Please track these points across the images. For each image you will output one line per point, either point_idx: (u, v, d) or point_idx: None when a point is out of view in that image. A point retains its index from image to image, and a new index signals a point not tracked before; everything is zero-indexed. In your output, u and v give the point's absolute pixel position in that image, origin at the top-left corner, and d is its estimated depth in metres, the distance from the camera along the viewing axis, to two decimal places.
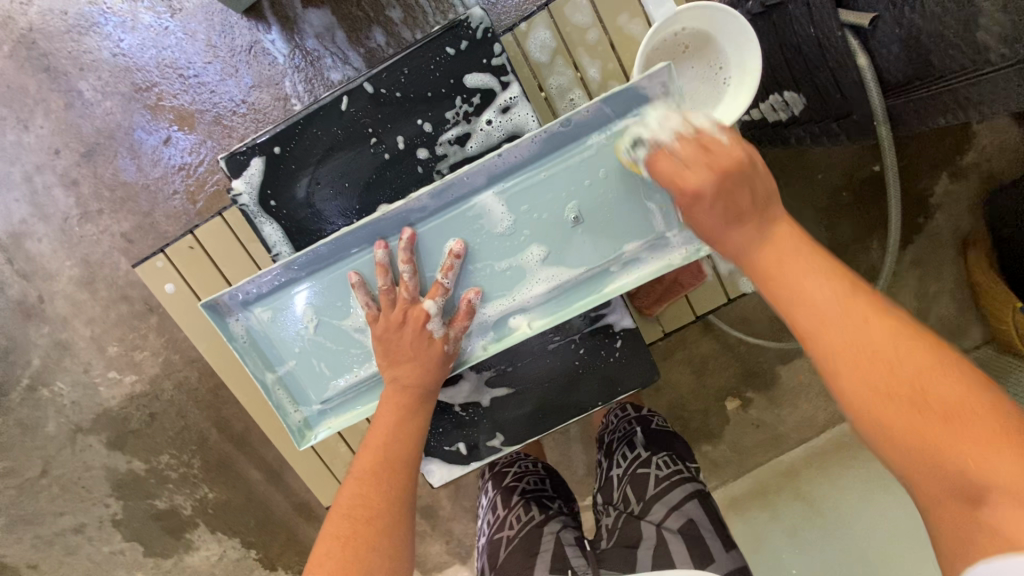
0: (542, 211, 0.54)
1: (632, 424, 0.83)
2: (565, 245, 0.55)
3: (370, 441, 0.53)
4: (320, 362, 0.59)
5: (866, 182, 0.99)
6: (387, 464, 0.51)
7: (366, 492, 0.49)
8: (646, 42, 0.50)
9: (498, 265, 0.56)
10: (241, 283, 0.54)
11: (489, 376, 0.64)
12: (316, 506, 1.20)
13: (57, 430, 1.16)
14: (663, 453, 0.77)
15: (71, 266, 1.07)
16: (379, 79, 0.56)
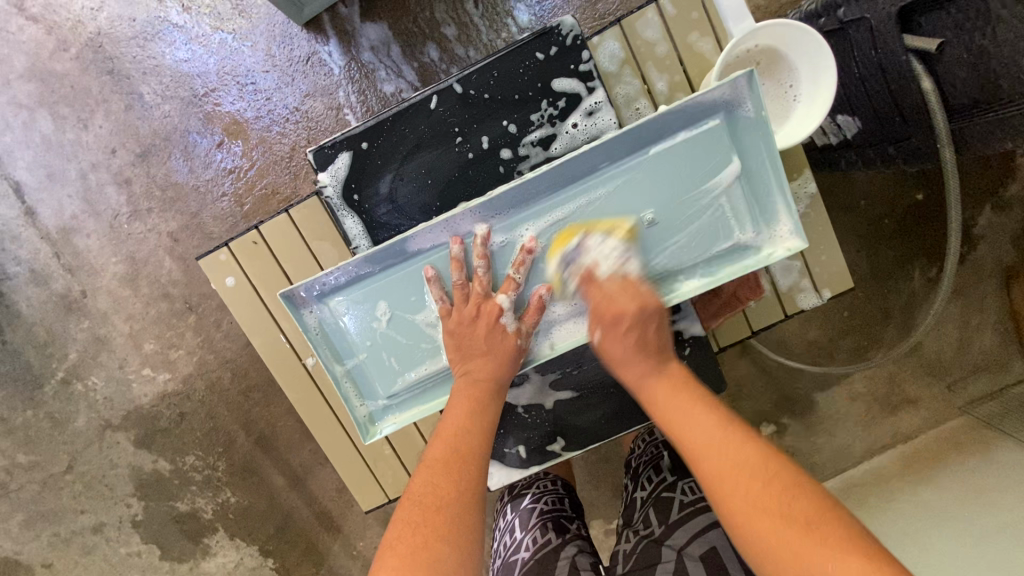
0: (616, 213, 0.56)
1: (659, 449, 0.81)
2: (638, 246, 0.56)
3: (442, 432, 0.54)
4: (389, 356, 0.59)
5: (910, 211, 1.00)
6: (459, 454, 0.52)
7: (437, 480, 0.50)
8: (723, 56, 0.52)
9: (571, 266, 0.57)
10: (319, 275, 0.56)
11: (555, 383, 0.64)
12: (338, 516, 1.19)
13: (86, 426, 1.16)
14: (689, 478, 0.74)
15: (117, 262, 1.09)
16: (469, 81, 0.58)
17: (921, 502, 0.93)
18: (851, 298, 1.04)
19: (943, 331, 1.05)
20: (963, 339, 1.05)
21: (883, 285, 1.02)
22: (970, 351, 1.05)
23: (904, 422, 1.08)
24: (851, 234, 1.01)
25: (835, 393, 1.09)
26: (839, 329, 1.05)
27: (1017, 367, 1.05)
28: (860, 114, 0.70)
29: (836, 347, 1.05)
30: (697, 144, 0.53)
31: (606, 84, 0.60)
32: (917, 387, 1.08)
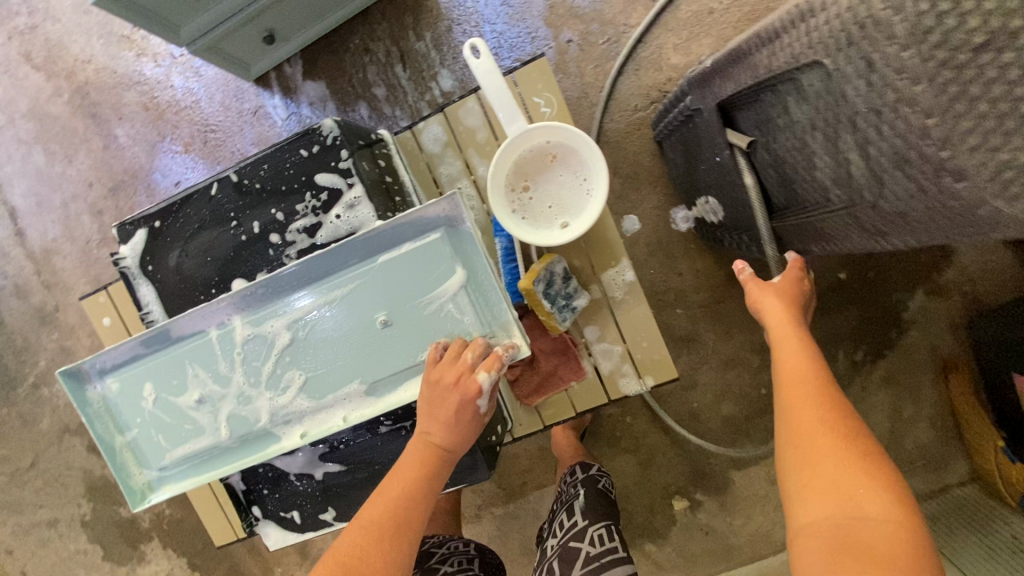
0: (341, 321, 0.56)
1: (578, 489, 0.79)
2: (373, 350, 0.56)
3: (386, 497, 0.52)
4: (158, 434, 0.59)
5: (832, 289, 0.95)
6: (397, 528, 0.51)
7: (364, 544, 0.50)
8: (502, 153, 0.53)
9: (314, 363, 0.57)
10: (95, 355, 0.57)
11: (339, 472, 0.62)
12: (259, 539, 1.24)
13: (49, 427, 1.28)
14: (600, 525, 0.72)
15: (86, 283, 1.22)
16: (245, 171, 0.59)
17: None
18: (770, 376, 1.00)
19: (871, 420, 0.98)
20: (894, 430, 0.98)
21: None
22: (901, 444, 0.98)
23: None
24: None
25: (753, 474, 1.03)
26: (755, 407, 1.01)
27: (958, 468, 0.97)
28: (722, 199, 0.70)
29: (752, 426, 1.01)
30: (421, 251, 0.53)
31: (433, 165, 0.65)
32: None
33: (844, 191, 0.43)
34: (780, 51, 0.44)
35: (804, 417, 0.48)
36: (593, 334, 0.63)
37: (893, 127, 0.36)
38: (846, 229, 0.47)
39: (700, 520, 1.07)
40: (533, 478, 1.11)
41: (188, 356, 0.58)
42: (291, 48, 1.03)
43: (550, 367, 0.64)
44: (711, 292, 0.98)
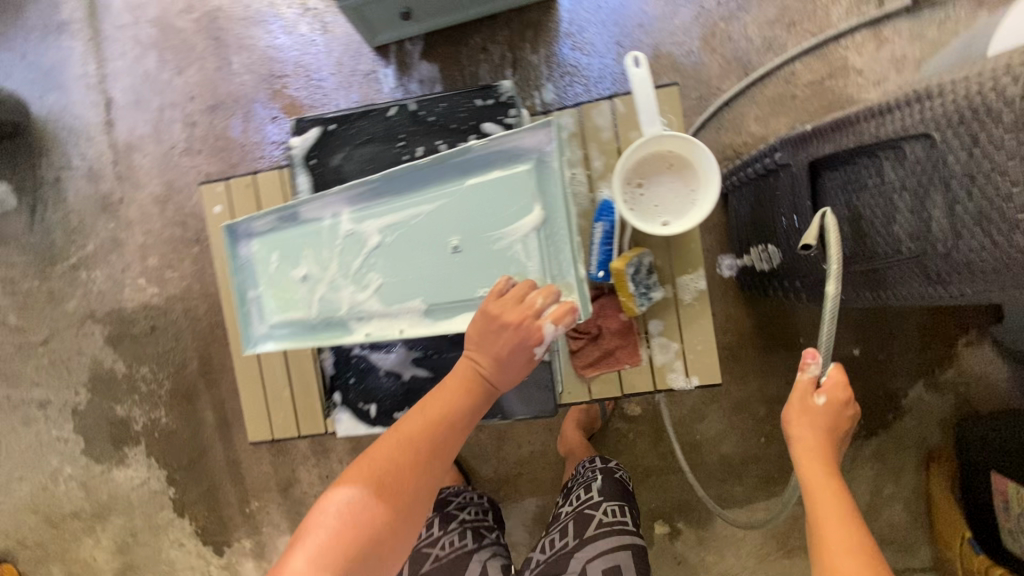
0: (434, 234, 0.63)
1: (595, 472, 0.90)
2: (456, 264, 0.63)
3: (425, 413, 0.60)
4: (274, 294, 0.67)
5: (844, 362, 1.05)
6: (432, 441, 0.59)
7: (400, 462, 0.57)
8: (634, 148, 0.62)
9: (410, 265, 0.64)
10: (246, 219, 0.67)
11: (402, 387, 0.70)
12: (245, 469, 1.26)
13: (74, 309, 1.30)
14: (614, 501, 0.85)
15: (157, 185, 1.27)
16: (423, 105, 0.69)
17: None
18: (770, 427, 1.08)
19: (855, 490, 1.06)
20: (873, 503, 1.06)
21: None
22: (876, 519, 1.06)
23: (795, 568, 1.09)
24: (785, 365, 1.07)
25: (734, 516, 1.10)
26: (751, 453, 1.08)
27: (922, 553, 1.05)
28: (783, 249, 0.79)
29: (745, 471, 1.09)
30: (506, 180, 0.60)
31: None
32: None
33: (917, 243, 0.53)
34: (889, 122, 0.53)
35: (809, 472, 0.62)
36: (656, 327, 0.71)
37: (982, 191, 0.45)
38: (908, 276, 0.56)
39: (675, 549, 1.12)
40: (530, 471, 1.16)
41: (309, 234, 0.66)
42: (420, 29, 1.14)
43: (615, 344, 0.71)
44: (737, 337, 1.07)
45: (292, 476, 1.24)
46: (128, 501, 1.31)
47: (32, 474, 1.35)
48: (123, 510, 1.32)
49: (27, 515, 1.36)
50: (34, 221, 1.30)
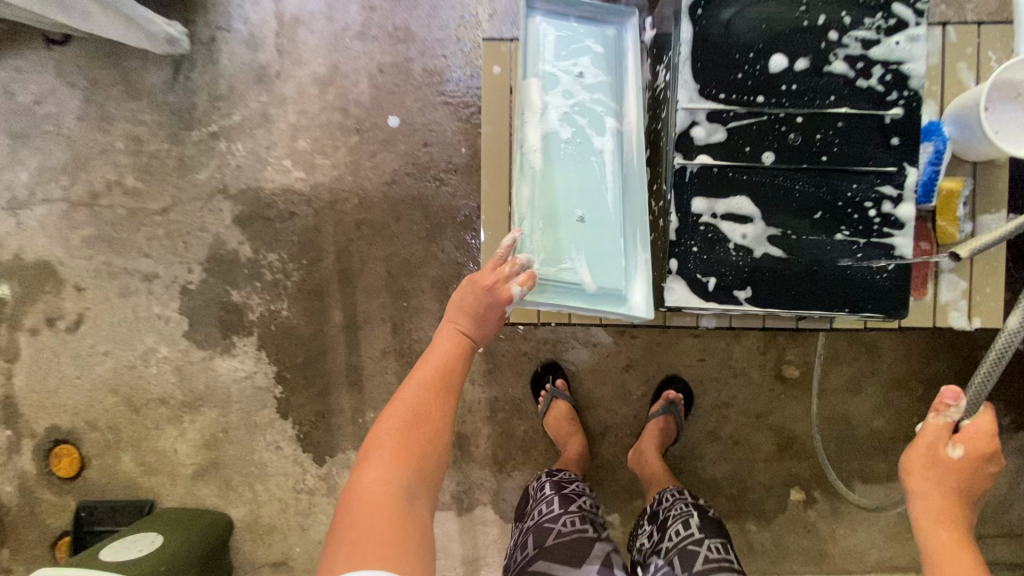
0: (554, 209, 0.71)
1: (690, 507, 0.86)
2: (554, 182, 0.71)
3: (436, 358, 0.70)
4: (569, 48, 0.75)
5: (1007, 356, 1.07)
6: (445, 378, 0.69)
7: (430, 397, 0.67)
8: (1009, 65, 0.61)
9: (560, 142, 0.73)
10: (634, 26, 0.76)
11: (691, 309, 0.58)
12: (366, 377, 1.20)
13: (205, 181, 1.21)
14: (717, 539, 0.80)
15: (321, 65, 1.19)
16: None
17: None
18: (925, 408, 1.09)
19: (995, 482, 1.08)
20: (1010, 497, 1.09)
21: None
22: (1009, 513, 1.09)
23: None
24: (951, 350, 1.08)
25: (873, 491, 1.11)
26: (902, 432, 1.09)
27: None
28: None
29: (892, 448, 1.10)
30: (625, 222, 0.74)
31: None
32: None
33: None
34: None
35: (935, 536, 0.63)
36: (948, 262, 0.69)
37: None
38: None
39: (807, 518, 1.12)
40: None
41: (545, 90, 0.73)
42: None
43: None
44: None
45: None
46: (226, 394, 1.23)
47: (120, 351, 1.25)
48: (218, 403, 1.23)
49: (105, 395, 1.26)
50: (177, 80, 1.21)
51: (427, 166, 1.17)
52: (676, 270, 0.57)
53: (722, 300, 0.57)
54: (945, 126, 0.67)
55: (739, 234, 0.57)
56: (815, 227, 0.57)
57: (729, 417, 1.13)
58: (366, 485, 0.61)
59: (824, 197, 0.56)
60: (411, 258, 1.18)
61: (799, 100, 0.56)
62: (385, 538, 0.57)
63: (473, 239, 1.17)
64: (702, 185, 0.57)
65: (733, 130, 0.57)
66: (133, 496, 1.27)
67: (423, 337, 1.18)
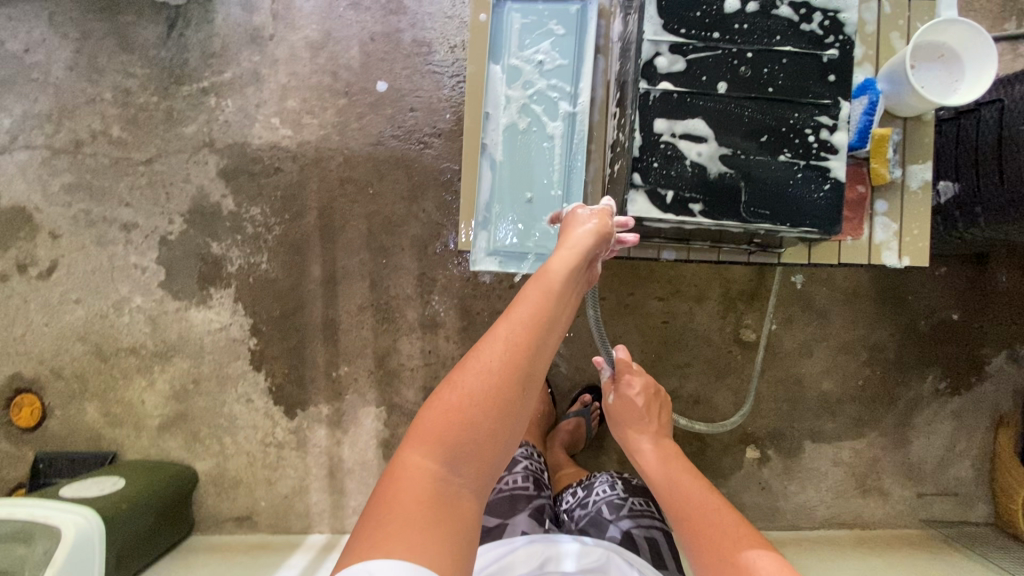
0: (510, 190, 0.78)
1: (615, 475, 0.95)
2: (509, 171, 0.78)
3: (516, 320, 0.58)
4: (533, 32, 0.78)
5: (942, 325, 1.17)
6: (529, 344, 0.57)
7: (511, 352, 0.56)
8: (927, 29, 0.73)
9: (519, 131, 0.78)
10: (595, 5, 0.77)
11: (650, 220, 0.64)
12: (342, 332, 1.22)
13: (191, 134, 1.24)
14: (640, 498, 0.90)
15: (314, 30, 1.24)
16: None
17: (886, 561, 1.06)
18: (869, 372, 1.17)
19: (932, 442, 1.17)
20: (945, 457, 1.17)
21: (902, 376, 1.17)
22: (945, 472, 1.17)
23: (869, 508, 1.17)
24: (892, 319, 1.17)
25: (823, 450, 1.17)
26: (850, 394, 1.17)
27: (978, 509, 1.17)
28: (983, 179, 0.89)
29: (840, 409, 1.17)
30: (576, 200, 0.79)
31: None
32: (892, 482, 1.17)
33: None
34: None
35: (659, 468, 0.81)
36: (881, 207, 0.78)
37: None
38: None
39: (761, 475, 1.17)
40: None
41: (504, 77, 0.78)
42: None
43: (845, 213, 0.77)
44: (856, 287, 1.17)
45: (391, 347, 1.21)
46: (199, 345, 1.23)
47: (93, 299, 1.24)
48: (191, 354, 1.23)
49: (73, 343, 1.24)
50: (170, 37, 1.24)
51: (412, 129, 1.22)
52: (638, 182, 0.63)
53: (679, 211, 0.63)
54: (879, 83, 0.76)
55: (695, 151, 0.63)
56: (761, 149, 0.64)
57: (689, 376, 1.18)
58: (410, 459, 0.53)
59: (769, 122, 0.64)
60: (392, 217, 1.22)
61: (749, 38, 0.64)
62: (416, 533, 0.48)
63: (454, 201, 1.22)
64: (664, 107, 0.64)
65: (692, 60, 0.64)
66: (94, 448, 1.24)
67: (401, 294, 1.21)
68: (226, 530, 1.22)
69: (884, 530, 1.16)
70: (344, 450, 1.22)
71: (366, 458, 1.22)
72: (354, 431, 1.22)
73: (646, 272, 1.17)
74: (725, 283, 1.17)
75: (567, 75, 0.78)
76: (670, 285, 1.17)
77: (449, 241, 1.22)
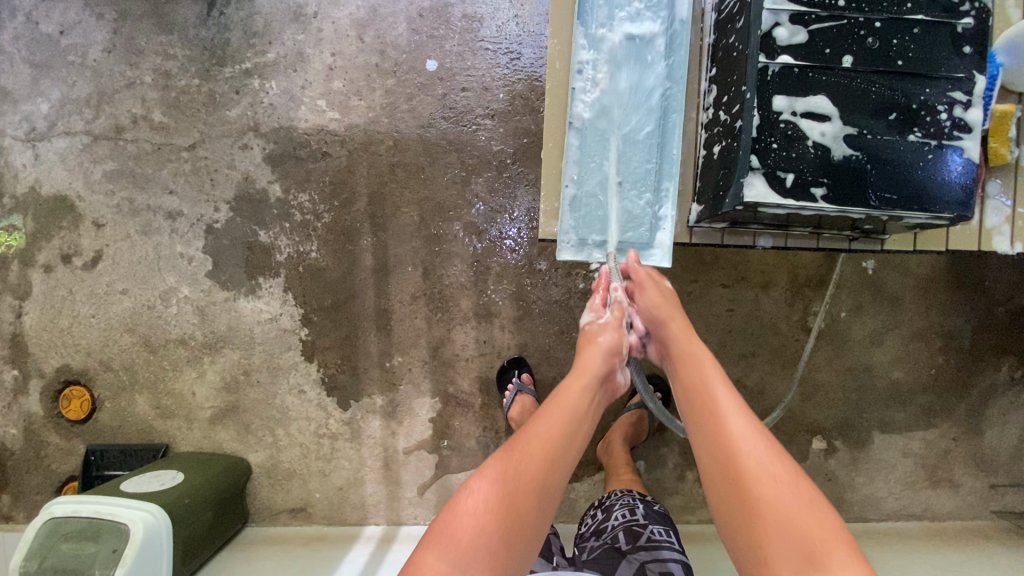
0: (597, 174, 0.75)
1: (638, 499, 0.91)
2: (596, 153, 0.75)
3: (537, 438, 0.65)
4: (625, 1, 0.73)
5: (1018, 311, 1.13)
6: (541, 472, 0.63)
7: (529, 473, 0.62)
8: None
9: (607, 110, 0.74)
10: None
11: (767, 206, 0.60)
12: (394, 322, 1.19)
13: (235, 118, 1.19)
14: (660, 526, 0.85)
15: (360, 6, 1.18)
16: None
17: (965, 553, 1.04)
18: (941, 361, 1.13)
19: (1005, 432, 1.14)
20: (1019, 447, 1.14)
21: (976, 364, 1.13)
22: (1018, 463, 1.14)
23: (939, 500, 1.13)
24: (967, 305, 1.13)
25: (892, 441, 1.14)
26: (920, 382, 1.13)
27: None
28: None
29: (911, 398, 1.14)
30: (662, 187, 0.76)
31: None
32: (963, 473, 1.13)
33: None
34: None
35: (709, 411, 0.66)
36: (994, 188, 0.73)
37: None
38: None
39: (826, 466, 1.14)
40: None
41: (590, 56, 0.74)
42: None
43: None
44: (930, 272, 1.12)
45: (445, 337, 1.18)
46: (249, 336, 1.21)
47: (139, 290, 1.22)
48: (241, 344, 1.21)
49: (121, 335, 1.22)
50: (210, 15, 1.19)
51: (464, 110, 1.17)
52: (756, 165, 0.59)
53: (799, 196, 0.59)
54: (997, 56, 0.69)
55: (818, 132, 0.59)
56: (890, 128, 0.59)
57: (753, 365, 1.14)
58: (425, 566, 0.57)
59: (899, 99, 0.59)
60: (444, 203, 1.18)
61: (880, 5, 0.58)
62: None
63: (507, 185, 1.17)
64: (784, 84, 0.59)
65: (816, 32, 0.59)
66: (145, 440, 1.23)
67: (454, 283, 1.18)
68: (281, 521, 1.21)
69: (954, 522, 1.13)
70: (399, 442, 1.20)
71: (421, 449, 1.20)
72: (409, 422, 1.20)
73: (709, 257, 1.13)
74: (793, 269, 1.13)
75: (661, 49, 0.73)
76: (734, 272, 1.13)
77: (503, 228, 1.18)
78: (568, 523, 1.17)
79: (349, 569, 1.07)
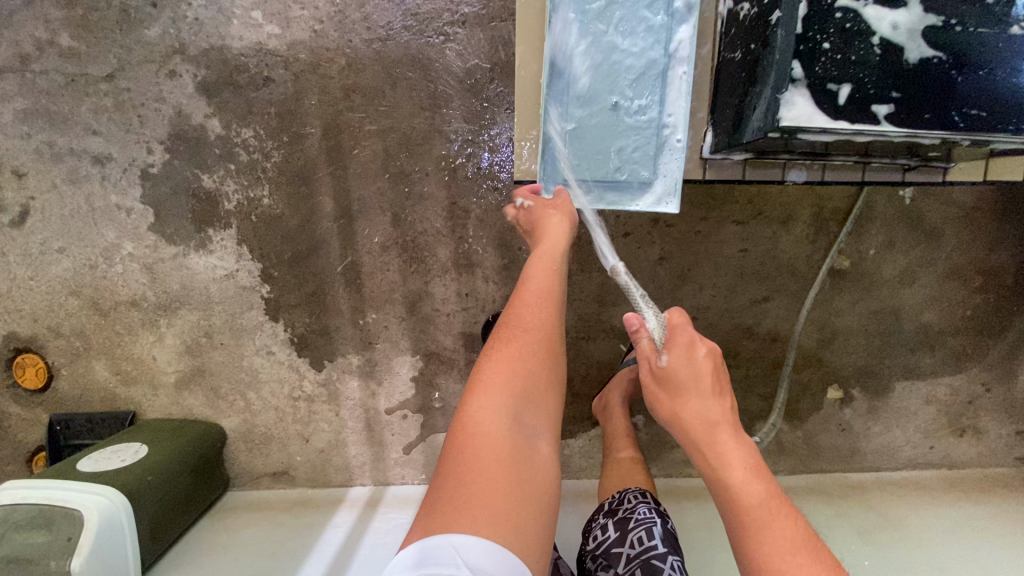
0: (583, 97, 0.63)
1: (652, 516, 0.78)
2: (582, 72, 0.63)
3: (534, 324, 0.66)
4: None
5: None
6: (551, 322, 0.67)
7: (539, 349, 0.64)
8: None
9: (595, 16, 0.61)
10: None
11: (809, 132, 0.45)
12: (364, 275, 1.06)
13: (157, 38, 1.00)
14: (676, 556, 0.73)
15: None
16: None
17: (985, 507, 0.97)
18: (979, 300, 1.01)
19: None
20: None
21: (1018, 303, 1.01)
22: None
23: (961, 448, 1.05)
24: (1016, 233, 0.98)
25: (915, 389, 1.04)
26: (953, 325, 1.02)
27: None
28: None
29: (940, 342, 1.02)
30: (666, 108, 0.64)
31: None
32: (989, 420, 1.04)
33: None
34: None
35: (729, 475, 0.61)
36: None
37: None
38: None
39: (842, 416, 1.05)
40: (706, 317, 1.02)
41: None
42: None
43: None
44: (977, 199, 0.97)
45: (422, 290, 1.06)
46: (206, 294, 1.09)
47: (77, 247, 1.08)
48: (198, 304, 1.09)
49: (66, 297, 1.11)
50: None
51: (429, 17, 0.97)
52: (800, 74, 0.44)
53: (856, 116, 0.44)
54: None
55: (889, 23, 0.43)
56: (984, 16, 0.44)
57: (765, 312, 1.02)
58: (473, 418, 0.57)
59: None
60: (412, 134, 1.00)
61: None
62: (502, 493, 0.52)
63: (485, 110, 0.99)
64: None
65: None
66: (110, 408, 1.15)
67: (429, 229, 1.04)
68: (263, 485, 1.15)
69: (975, 470, 1.05)
70: (380, 402, 1.11)
71: (404, 409, 1.12)
72: (389, 382, 1.10)
73: (720, 190, 0.97)
74: (818, 201, 0.97)
75: None
76: (751, 207, 0.97)
77: (481, 162, 1.01)
78: (562, 480, 1.10)
79: (332, 536, 1.02)
